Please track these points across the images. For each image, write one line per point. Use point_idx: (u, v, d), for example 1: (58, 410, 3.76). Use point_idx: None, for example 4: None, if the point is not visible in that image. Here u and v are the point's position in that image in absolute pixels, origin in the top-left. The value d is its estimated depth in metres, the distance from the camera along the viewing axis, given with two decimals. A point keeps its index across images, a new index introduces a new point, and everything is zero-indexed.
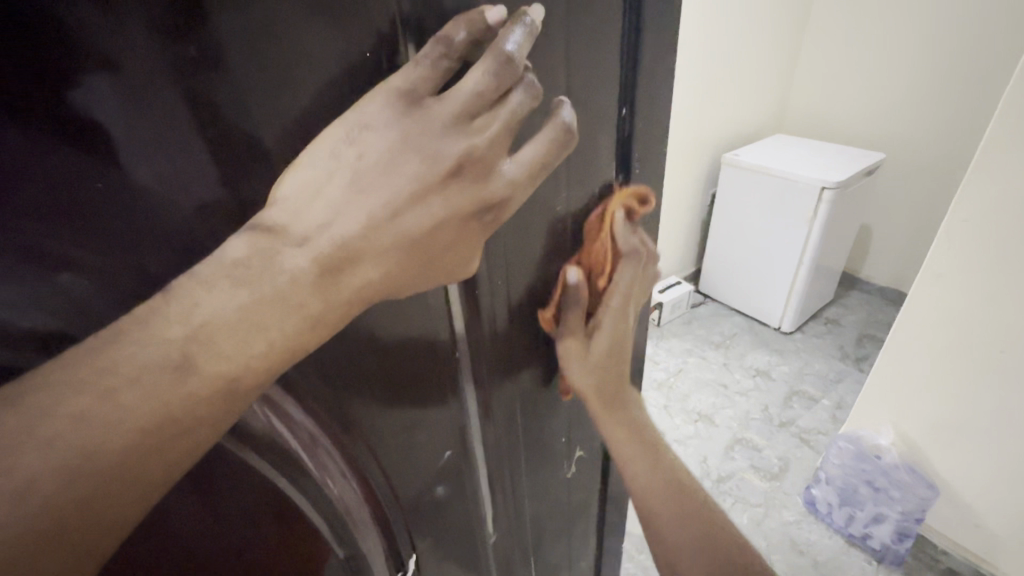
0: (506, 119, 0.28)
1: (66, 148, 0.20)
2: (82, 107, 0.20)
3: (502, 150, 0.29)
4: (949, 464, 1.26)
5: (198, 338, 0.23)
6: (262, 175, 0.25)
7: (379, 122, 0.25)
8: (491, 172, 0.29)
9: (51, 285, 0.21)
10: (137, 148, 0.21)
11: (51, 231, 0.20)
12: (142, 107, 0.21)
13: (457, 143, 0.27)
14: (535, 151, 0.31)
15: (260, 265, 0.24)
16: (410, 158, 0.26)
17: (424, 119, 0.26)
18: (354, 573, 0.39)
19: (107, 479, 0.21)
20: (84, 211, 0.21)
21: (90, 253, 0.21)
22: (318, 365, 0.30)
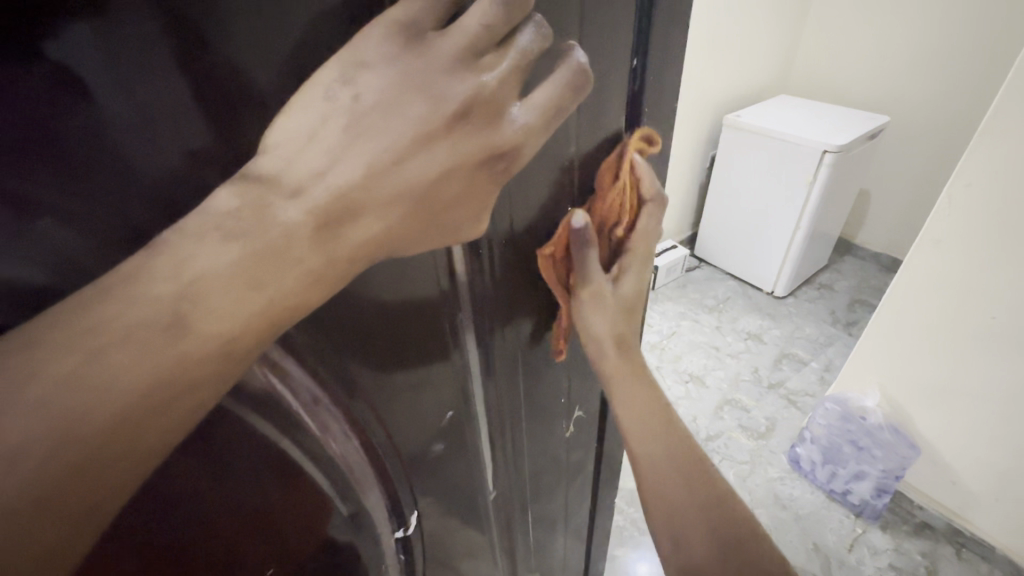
0: (516, 57, 0.26)
1: (31, 81, 0.17)
2: (45, 31, 0.17)
3: (513, 91, 0.27)
4: (931, 425, 1.30)
5: (189, 295, 0.21)
6: (255, 119, 0.22)
7: (379, 59, 0.23)
8: (501, 117, 0.27)
9: (26, 235, 0.19)
10: (113, 83, 0.19)
11: (22, 176, 0.18)
12: (117, 35, 0.18)
13: (463, 85, 0.25)
14: (549, 96, 0.29)
15: (253, 216, 0.22)
16: (412, 101, 0.24)
17: (431, 50, 0.24)
18: (358, 529, 0.39)
19: (100, 446, 0.20)
20: (57, 153, 0.18)
21: (68, 201, 0.19)
22: (317, 325, 0.29)
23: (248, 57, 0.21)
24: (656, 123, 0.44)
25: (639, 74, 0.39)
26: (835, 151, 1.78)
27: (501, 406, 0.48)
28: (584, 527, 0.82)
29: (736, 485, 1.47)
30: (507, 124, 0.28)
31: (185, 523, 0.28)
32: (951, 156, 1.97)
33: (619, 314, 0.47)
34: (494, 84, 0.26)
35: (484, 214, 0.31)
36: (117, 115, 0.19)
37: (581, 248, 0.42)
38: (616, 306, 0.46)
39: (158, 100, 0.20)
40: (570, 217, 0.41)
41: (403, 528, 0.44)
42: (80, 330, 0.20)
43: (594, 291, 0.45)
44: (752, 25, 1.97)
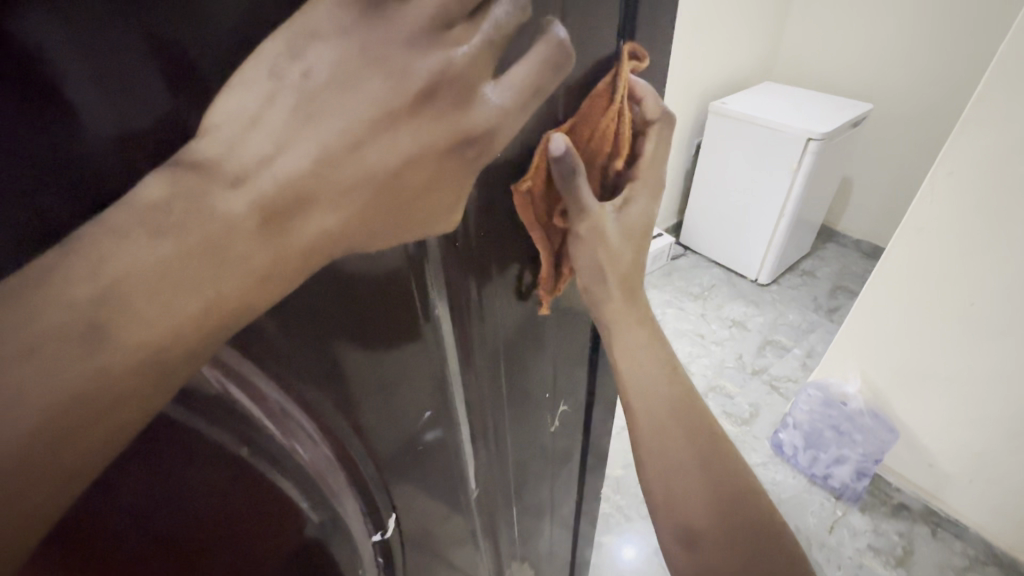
0: (487, 34, 0.25)
1: None
2: None
3: (484, 69, 0.25)
4: (910, 410, 1.32)
5: (114, 297, 0.19)
6: (192, 97, 0.19)
7: (332, 31, 0.21)
8: (472, 98, 0.26)
9: None
10: (13, 50, 0.16)
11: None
12: None
13: (426, 61, 0.23)
14: (526, 73, 0.28)
15: (187, 208, 0.20)
16: (371, 79, 0.22)
17: (394, 23, 0.22)
18: (331, 537, 0.37)
19: (10, 471, 0.18)
20: None
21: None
22: (277, 325, 0.26)
23: (181, 24, 0.18)
24: (640, 110, 0.42)
25: (623, 56, 0.37)
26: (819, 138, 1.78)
27: (481, 402, 0.46)
28: (570, 516, 0.81)
29: None
30: (478, 105, 0.26)
31: (133, 539, 0.26)
32: (933, 143, 1.98)
33: (620, 242, 0.43)
34: (465, 62, 0.24)
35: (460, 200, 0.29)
36: (22, 89, 0.16)
37: (563, 178, 0.37)
38: (616, 234, 0.42)
39: (76, 72, 0.17)
40: (548, 140, 0.35)
41: (380, 531, 0.42)
42: None
43: (591, 226, 0.41)
44: (738, 10, 1.95)
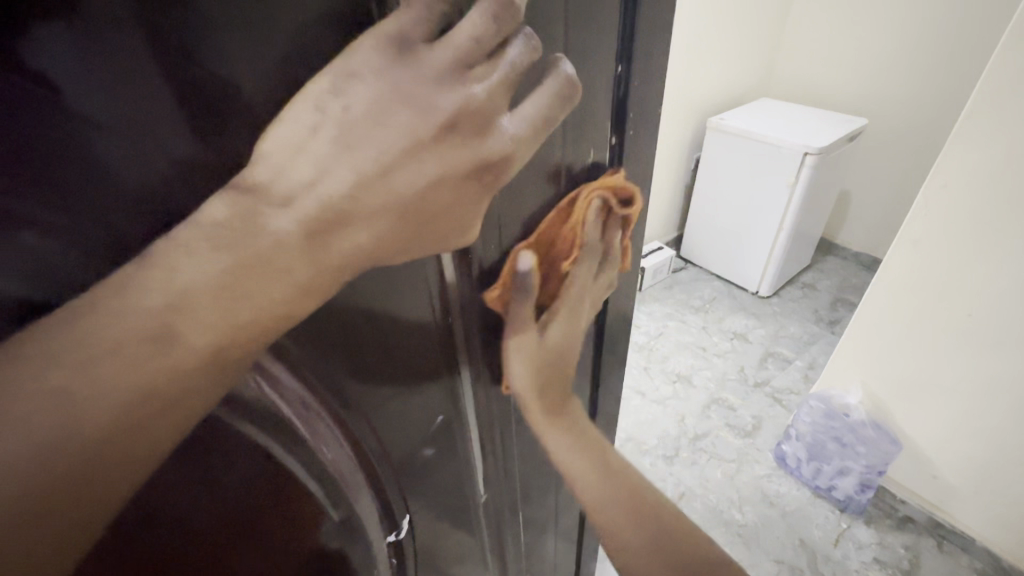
0: (504, 72, 0.27)
1: (21, 100, 0.17)
2: (31, 50, 0.17)
3: (500, 103, 0.27)
4: (912, 420, 1.33)
5: (180, 304, 0.22)
6: (243, 131, 0.23)
7: (368, 70, 0.24)
8: (488, 130, 0.28)
9: (17, 253, 0.18)
10: (113, 97, 0.19)
11: (14, 191, 0.18)
12: (106, 52, 0.18)
13: (448, 97, 0.25)
14: (538, 107, 0.30)
15: (244, 226, 0.23)
16: (400, 110, 0.24)
17: (423, 61, 0.25)
18: (350, 534, 0.40)
19: (91, 455, 0.21)
20: (49, 172, 0.18)
21: (62, 216, 0.19)
22: (309, 334, 0.29)
23: (241, 71, 0.21)
24: (640, 132, 0.45)
25: (625, 82, 0.40)
26: (816, 153, 1.81)
27: (492, 409, 0.49)
28: (577, 527, 0.83)
29: (723, 482, 1.50)
30: (494, 136, 0.28)
31: (176, 531, 0.28)
32: (928, 157, 2.02)
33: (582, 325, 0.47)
34: (483, 97, 0.26)
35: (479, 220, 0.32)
36: (114, 133, 0.19)
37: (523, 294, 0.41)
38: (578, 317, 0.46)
39: (156, 116, 0.20)
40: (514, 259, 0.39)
41: (393, 533, 0.44)
42: (71, 340, 0.20)
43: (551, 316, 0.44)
44: (734, 29, 2.01)
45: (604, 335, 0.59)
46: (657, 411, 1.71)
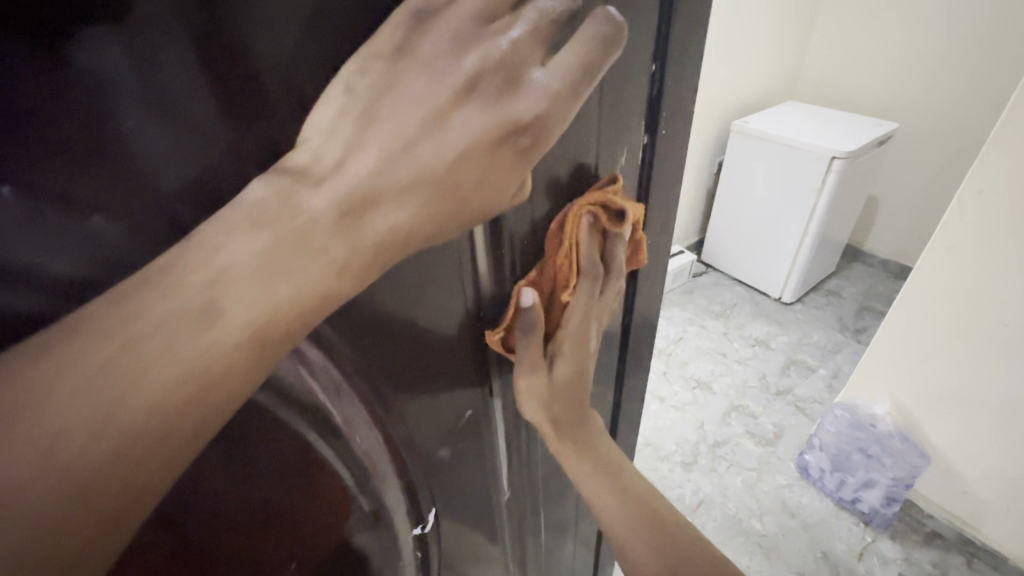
0: (531, 23, 0.26)
1: (97, 82, 0.19)
2: (111, 36, 0.18)
3: (528, 56, 0.26)
4: (943, 433, 1.28)
5: (222, 282, 0.22)
6: (289, 117, 0.24)
7: (392, 48, 0.24)
8: (517, 85, 0.26)
9: (83, 229, 0.20)
10: (176, 82, 0.20)
11: (86, 174, 0.19)
12: (173, 40, 0.19)
13: (468, 58, 0.25)
14: (577, 55, 0.27)
15: (282, 206, 0.23)
16: (416, 76, 0.24)
17: (441, 26, 0.25)
18: (377, 525, 0.40)
19: (136, 435, 0.21)
20: (117, 153, 0.20)
21: (124, 199, 0.21)
22: (346, 318, 0.29)
23: (289, 58, 0.22)
24: (673, 128, 0.45)
25: (659, 79, 0.40)
26: (844, 157, 1.77)
27: (517, 405, 0.48)
28: (595, 533, 0.82)
29: (743, 491, 1.47)
30: (523, 93, 0.26)
31: (214, 510, 0.28)
32: (962, 161, 1.96)
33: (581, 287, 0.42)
34: (508, 50, 0.25)
35: (522, 189, 0.30)
36: (175, 116, 0.21)
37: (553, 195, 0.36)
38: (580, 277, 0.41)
39: (213, 101, 0.21)
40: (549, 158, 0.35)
41: (420, 526, 0.44)
42: (124, 315, 0.21)
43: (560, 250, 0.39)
44: (761, 30, 1.98)
45: (629, 334, 0.58)
46: (676, 416, 1.69)
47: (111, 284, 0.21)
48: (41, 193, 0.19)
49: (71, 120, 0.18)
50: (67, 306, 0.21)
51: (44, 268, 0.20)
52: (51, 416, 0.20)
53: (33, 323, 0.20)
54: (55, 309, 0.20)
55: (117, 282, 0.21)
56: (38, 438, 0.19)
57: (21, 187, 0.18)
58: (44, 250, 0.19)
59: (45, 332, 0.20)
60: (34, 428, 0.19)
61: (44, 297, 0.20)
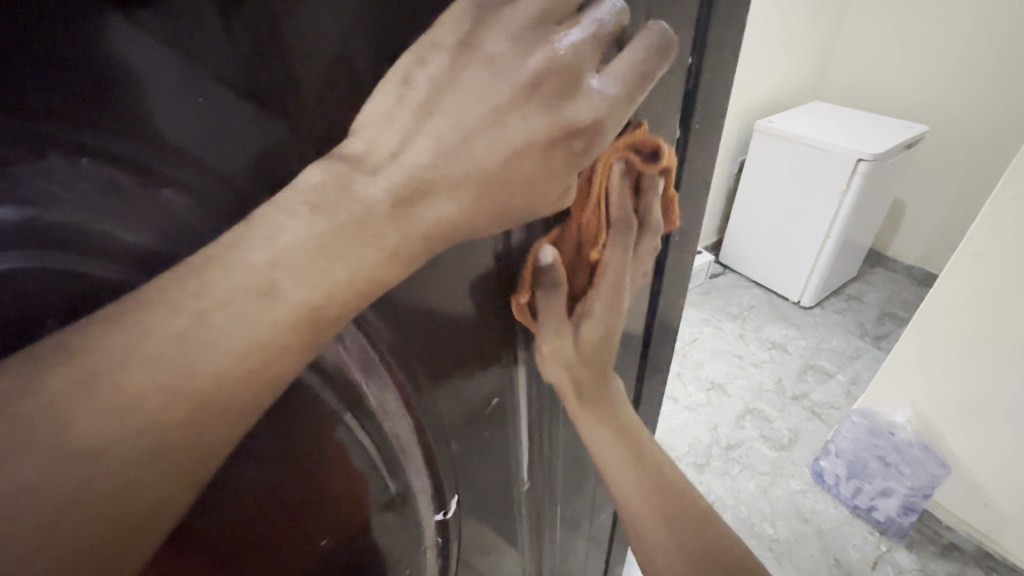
0: (593, 30, 0.27)
1: (173, 55, 0.20)
2: (188, 11, 0.19)
3: (589, 60, 0.27)
4: (964, 444, 1.26)
5: (282, 264, 0.23)
6: (348, 101, 0.25)
7: (454, 41, 0.25)
8: (577, 89, 0.27)
9: (153, 199, 0.21)
10: (246, 58, 0.21)
11: (156, 147, 0.21)
12: (245, 18, 0.21)
13: (534, 57, 0.25)
14: (628, 66, 0.29)
15: (338, 192, 0.23)
16: (477, 71, 0.25)
17: (507, 19, 0.25)
18: (404, 507, 0.41)
19: (199, 406, 0.22)
20: (188, 126, 0.21)
21: (189, 171, 0.22)
22: (389, 304, 0.31)
23: (351, 38, 0.24)
24: (708, 125, 0.45)
25: (695, 74, 0.40)
26: (870, 159, 1.74)
27: (541, 396, 0.49)
28: (606, 533, 0.82)
29: (756, 495, 1.46)
30: (581, 96, 0.27)
31: (259, 479, 0.30)
32: (993, 166, 1.91)
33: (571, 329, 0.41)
34: (571, 53, 0.26)
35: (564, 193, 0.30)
36: (242, 91, 0.22)
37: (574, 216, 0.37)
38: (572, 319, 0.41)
39: (277, 78, 0.22)
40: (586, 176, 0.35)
41: (443, 511, 0.45)
42: (190, 292, 0.21)
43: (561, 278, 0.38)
44: (788, 28, 1.94)
45: (652, 332, 0.58)
46: (689, 418, 1.68)
47: (176, 254, 0.23)
48: (117, 163, 0.20)
49: (145, 94, 0.20)
50: (134, 274, 0.22)
51: (116, 235, 0.21)
52: (122, 388, 0.20)
53: (105, 287, 0.22)
54: (130, 280, 0.22)
55: (180, 252, 0.23)
56: (108, 406, 0.20)
57: (96, 157, 0.19)
58: (116, 217, 0.21)
59: (120, 304, 0.21)
60: (106, 397, 0.20)
61: (116, 263, 0.22)
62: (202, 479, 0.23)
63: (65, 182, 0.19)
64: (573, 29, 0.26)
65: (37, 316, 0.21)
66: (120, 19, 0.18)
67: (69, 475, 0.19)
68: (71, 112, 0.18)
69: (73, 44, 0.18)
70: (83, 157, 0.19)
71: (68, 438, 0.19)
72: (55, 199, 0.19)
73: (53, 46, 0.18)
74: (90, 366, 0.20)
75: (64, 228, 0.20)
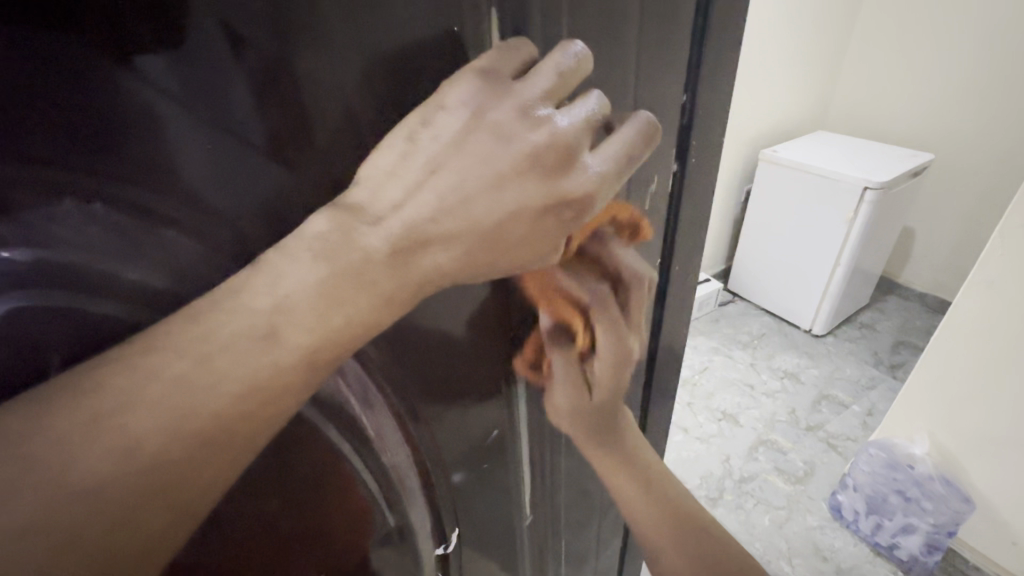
0: (587, 114, 0.29)
1: (180, 105, 0.21)
2: (195, 67, 0.21)
3: (583, 139, 0.29)
4: (989, 479, 1.21)
5: (286, 308, 0.24)
6: (351, 152, 0.26)
7: (460, 104, 0.27)
8: (572, 161, 0.29)
9: (161, 243, 0.22)
10: (251, 111, 0.23)
11: (161, 193, 0.22)
12: (249, 72, 0.22)
13: (537, 132, 0.28)
14: (620, 146, 0.31)
15: (340, 240, 0.25)
16: (483, 137, 0.27)
17: (514, 95, 0.27)
18: (401, 542, 0.40)
19: (204, 441, 0.23)
20: (194, 173, 0.22)
21: (195, 217, 0.23)
22: (388, 341, 0.32)
23: (357, 93, 0.25)
24: (704, 161, 0.46)
25: (689, 111, 0.42)
26: (876, 188, 1.74)
27: (542, 431, 0.48)
28: (614, 570, 0.79)
29: (771, 531, 1.41)
30: (575, 170, 0.29)
31: (256, 516, 0.30)
32: (1002, 195, 1.91)
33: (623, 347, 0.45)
34: (568, 132, 0.28)
35: (552, 251, 0.32)
36: (244, 142, 0.23)
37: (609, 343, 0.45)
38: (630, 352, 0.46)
39: (281, 130, 0.24)
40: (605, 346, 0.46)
41: (442, 545, 0.44)
42: (198, 335, 0.22)
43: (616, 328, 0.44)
44: (790, 60, 1.98)
45: (653, 368, 0.58)
46: (700, 449, 1.64)
47: (182, 296, 0.24)
48: (126, 208, 0.21)
49: (154, 145, 0.21)
50: (142, 313, 0.23)
51: (123, 276, 0.22)
52: (130, 425, 0.21)
53: (113, 326, 0.22)
54: (136, 321, 0.23)
55: (189, 294, 0.24)
56: (117, 443, 0.21)
57: (106, 203, 0.21)
58: (123, 261, 0.22)
59: (129, 348, 0.22)
60: (111, 436, 0.21)
61: (127, 304, 0.22)
62: (199, 515, 0.24)
63: (77, 225, 0.20)
64: (571, 113, 0.29)
65: (45, 358, 0.21)
66: (133, 76, 0.20)
67: (79, 508, 0.20)
68: (82, 163, 0.20)
69: (85, 100, 0.19)
70: (94, 204, 0.20)
71: (72, 477, 0.20)
72: (65, 243, 0.20)
73: (67, 103, 0.19)
74: (100, 407, 0.21)
75: (73, 270, 0.21)
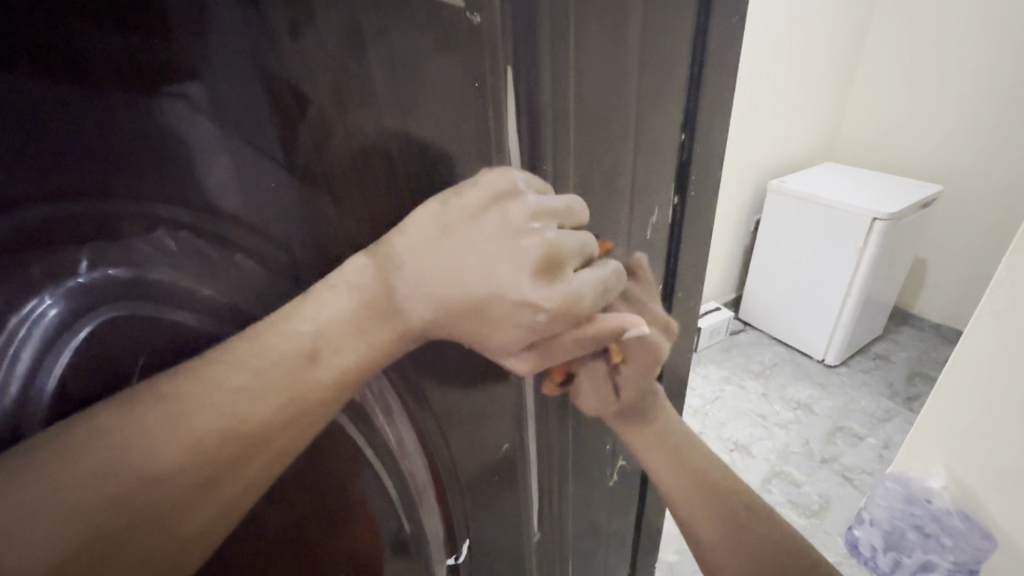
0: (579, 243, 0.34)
1: (253, 151, 0.25)
2: (267, 120, 0.25)
3: (568, 256, 0.33)
4: (1011, 515, 1.18)
5: (322, 335, 0.28)
6: (388, 189, 0.30)
7: (482, 194, 0.32)
8: (552, 271, 0.32)
9: (230, 263, 0.27)
10: (310, 155, 0.27)
11: (233, 222, 0.26)
12: (311, 123, 0.26)
13: (528, 234, 0.32)
14: (601, 278, 0.35)
15: (371, 279, 0.30)
16: (490, 219, 0.31)
17: (518, 200, 0.32)
18: (414, 551, 0.43)
19: (246, 446, 0.26)
20: (260, 206, 0.26)
21: (259, 242, 0.27)
22: (411, 360, 0.36)
23: (395, 138, 0.29)
24: (703, 196, 0.50)
25: (689, 147, 0.46)
26: (886, 219, 1.76)
27: (551, 450, 0.50)
28: None
29: None
30: (554, 285, 0.33)
31: (283, 517, 0.33)
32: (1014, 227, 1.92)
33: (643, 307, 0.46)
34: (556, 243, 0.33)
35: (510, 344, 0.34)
36: (301, 180, 0.27)
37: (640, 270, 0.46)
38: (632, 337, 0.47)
39: (333, 170, 0.28)
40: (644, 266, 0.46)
41: (453, 556, 0.46)
42: (251, 352, 0.26)
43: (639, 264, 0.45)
44: (796, 95, 2.04)
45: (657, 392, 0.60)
46: None
47: (243, 308, 0.28)
48: (205, 235, 0.25)
49: (231, 183, 0.25)
50: (210, 323, 0.27)
51: (198, 290, 0.26)
52: (188, 427, 0.25)
53: (187, 333, 0.27)
54: (206, 330, 0.27)
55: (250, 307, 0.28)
56: (177, 442, 0.24)
57: (190, 231, 0.25)
58: (199, 278, 0.26)
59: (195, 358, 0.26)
60: (174, 436, 0.24)
61: (200, 314, 0.27)
62: (234, 516, 0.27)
63: (163, 251, 0.24)
64: (565, 231, 0.33)
65: (132, 360, 0.25)
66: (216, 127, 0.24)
67: (143, 497, 0.24)
68: (175, 199, 0.24)
69: (181, 147, 0.23)
70: (181, 232, 0.25)
71: (143, 471, 0.24)
72: (156, 262, 0.24)
73: (168, 150, 0.23)
74: (168, 409, 0.24)
75: (159, 286, 0.25)
